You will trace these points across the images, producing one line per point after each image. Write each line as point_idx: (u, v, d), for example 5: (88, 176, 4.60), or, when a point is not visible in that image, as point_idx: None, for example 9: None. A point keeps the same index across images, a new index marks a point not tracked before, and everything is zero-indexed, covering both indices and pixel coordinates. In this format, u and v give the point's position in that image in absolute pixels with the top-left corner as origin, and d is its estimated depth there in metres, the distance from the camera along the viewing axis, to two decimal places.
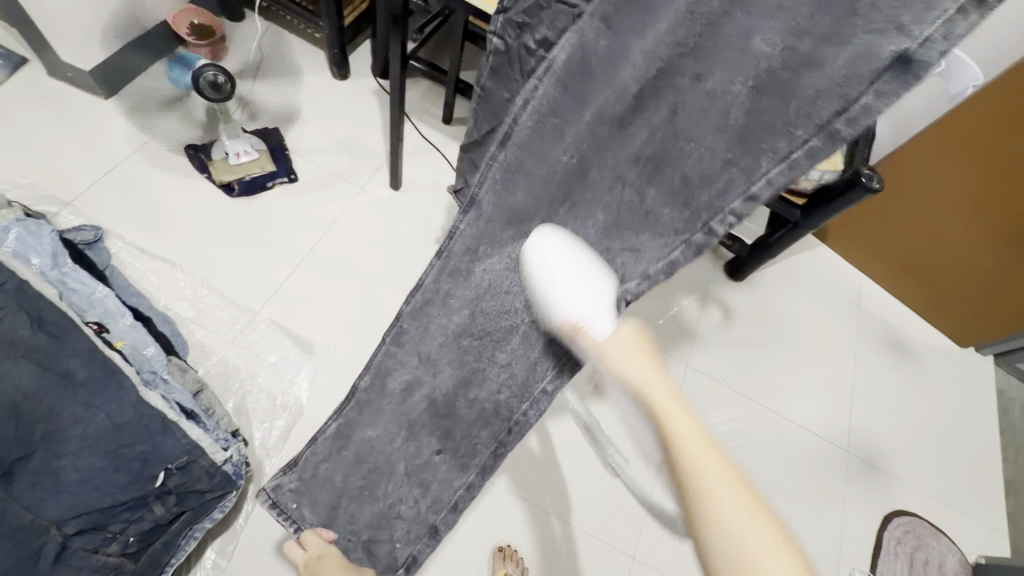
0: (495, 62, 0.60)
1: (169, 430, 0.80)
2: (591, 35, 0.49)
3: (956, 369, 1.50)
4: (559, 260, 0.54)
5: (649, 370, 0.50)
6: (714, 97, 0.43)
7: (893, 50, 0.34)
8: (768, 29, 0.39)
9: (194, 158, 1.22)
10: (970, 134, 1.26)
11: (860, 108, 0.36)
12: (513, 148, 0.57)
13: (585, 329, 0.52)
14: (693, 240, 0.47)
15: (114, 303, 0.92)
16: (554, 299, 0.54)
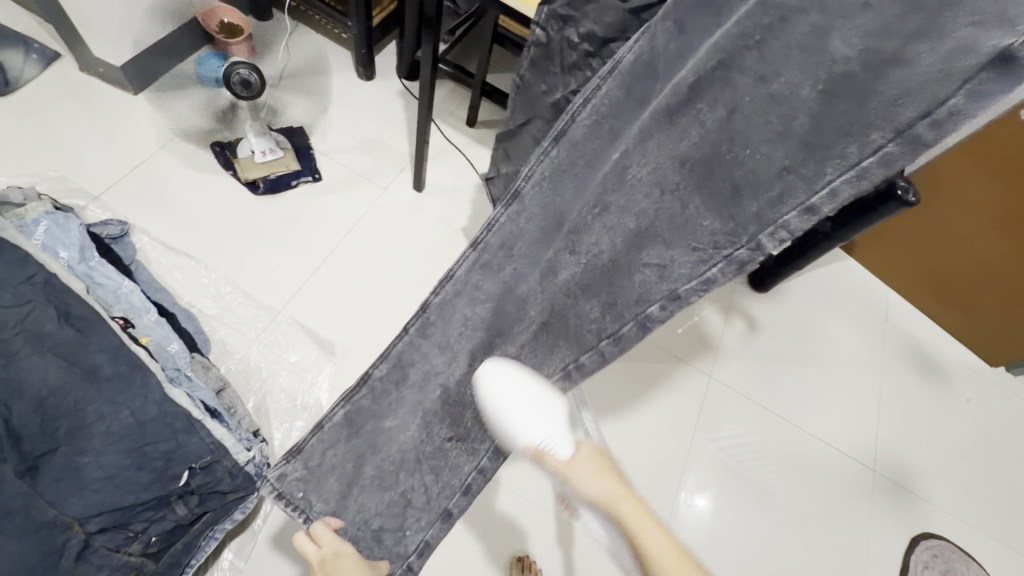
0: (535, 55, 0.66)
1: (193, 430, 0.79)
2: (661, 38, 0.47)
3: (986, 388, 1.46)
4: (514, 391, 0.60)
5: (611, 482, 0.59)
6: (776, 100, 0.40)
7: (996, 45, 0.30)
8: (851, 28, 0.35)
9: (221, 155, 1.23)
10: (1006, 150, 1.22)
11: (949, 115, 0.33)
12: (566, 146, 0.57)
13: (549, 453, 0.59)
14: (733, 257, 0.44)
15: (140, 299, 0.92)
16: (512, 425, 0.60)
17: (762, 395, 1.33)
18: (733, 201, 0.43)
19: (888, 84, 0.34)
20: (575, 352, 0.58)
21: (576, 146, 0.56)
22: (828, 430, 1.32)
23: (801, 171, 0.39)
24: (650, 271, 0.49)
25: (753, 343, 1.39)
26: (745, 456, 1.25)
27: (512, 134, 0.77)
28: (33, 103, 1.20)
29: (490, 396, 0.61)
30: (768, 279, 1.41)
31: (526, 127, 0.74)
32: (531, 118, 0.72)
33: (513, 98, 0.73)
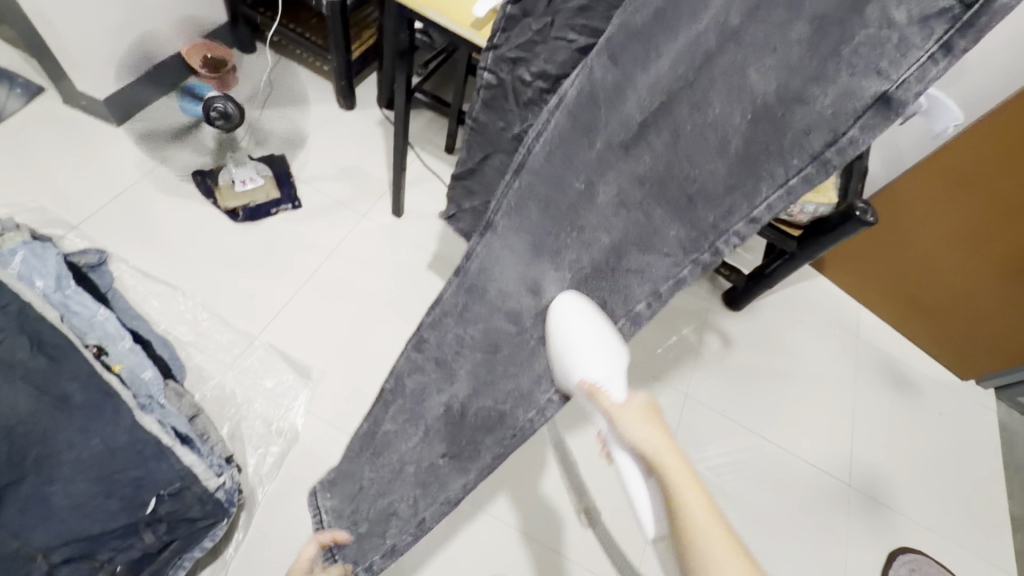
0: (487, 95, 0.67)
1: (163, 456, 0.80)
2: (598, 72, 0.51)
3: (956, 401, 1.49)
4: (583, 321, 0.55)
5: (660, 437, 0.51)
6: (709, 128, 0.43)
7: (874, 91, 0.34)
8: (766, 64, 0.39)
9: (201, 184, 1.25)
10: (963, 169, 1.27)
11: (848, 142, 0.36)
12: (527, 175, 0.59)
13: (602, 393, 0.54)
14: (699, 261, 0.47)
15: (115, 326, 0.93)
16: (570, 359, 0.55)
17: (739, 412, 1.35)
18: (685, 216, 0.46)
19: (796, 120, 0.38)
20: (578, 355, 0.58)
21: (536, 175, 0.58)
22: (805, 447, 1.34)
23: (736, 195, 0.43)
24: (631, 276, 0.52)
25: (729, 362, 1.42)
26: (725, 472, 1.27)
27: (470, 171, 0.80)
28: (15, 135, 1.22)
29: (558, 312, 0.57)
30: (741, 298, 1.45)
31: (485, 162, 0.76)
32: (491, 152, 0.75)
33: (469, 137, 0.75)
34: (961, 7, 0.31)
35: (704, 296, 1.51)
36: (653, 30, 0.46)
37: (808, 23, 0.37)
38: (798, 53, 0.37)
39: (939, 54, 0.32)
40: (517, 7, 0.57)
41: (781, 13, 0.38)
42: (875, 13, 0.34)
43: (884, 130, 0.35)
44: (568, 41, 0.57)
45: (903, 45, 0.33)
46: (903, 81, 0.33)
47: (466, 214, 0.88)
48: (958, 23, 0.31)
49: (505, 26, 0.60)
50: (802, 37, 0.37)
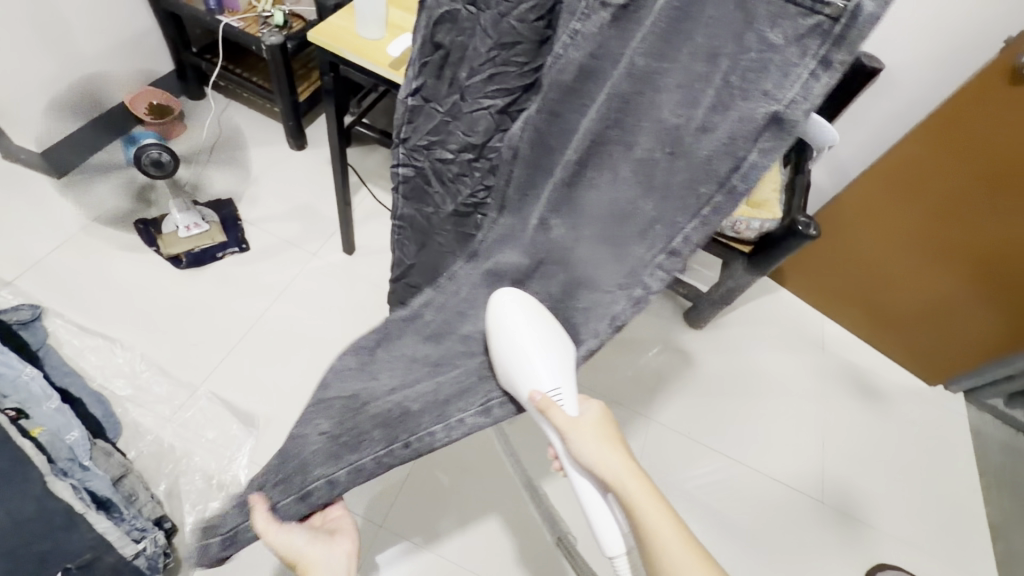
0: (407, 189, 0.67)
1: (74, 525, 0.73)
2: (537, 120, 0.50)
3: (927, 408, 1.47)
4: (537, 334, 0.50)
5: (618, 454, 0.49)
6: (645, 164, 0.44)
7: (766, 110, 0.36)
8: (671, 102, 0.41)
9: (145, 232, 1.23)
10: (910, 177, 1.25)
11: (752, 166, 0.39)
12: (506, 216, 0.57)
13: (554, 407, 0.50)
14: (641, 298, 0.46)
15: (41, 386, 0.89)
16: (519, 374, 0.50)
17: (707, 432, 1.33)
18: (623, 246, 0.47)
19: (705, 147, 0.40)
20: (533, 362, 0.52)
21: (514, 216, 0.56)
22: (775, 465, 1.31)
23: (671, 217, 0.44)
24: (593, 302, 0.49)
25: (693, 382, 1.40)
26: (712, 490, 1.25)
27: (405, 270, 0.74)
28: None
29: (503, 327, 0.52)
30: (701, 316, 1.43)
31: (419, 251, 0.72)
32: (426, 240, 0.71)
33: (398, 234, 0.71)
34: (830, 21, 0.32)
35: (666, 317, 1.50)
36: (581, 83, 0.45)
37: (706, 59, 0.38)
38: (700, 86, 0.39)
39: (820, 69, 0.34)
40: (418, 97, 0.58)
41: (683, 57, 0.39)
42: (753, 41, 0.35)
43: (782, 151, 0.38)
44: (486, 108, 0.55)
45: (785, 67, 0.35)
46: (792, 100, 0.35)
47: (408, 309, 0.80)
48: (830, 38, 0.33)
49: (410, 119, 0.60)
50: (703, 70, 0.38)
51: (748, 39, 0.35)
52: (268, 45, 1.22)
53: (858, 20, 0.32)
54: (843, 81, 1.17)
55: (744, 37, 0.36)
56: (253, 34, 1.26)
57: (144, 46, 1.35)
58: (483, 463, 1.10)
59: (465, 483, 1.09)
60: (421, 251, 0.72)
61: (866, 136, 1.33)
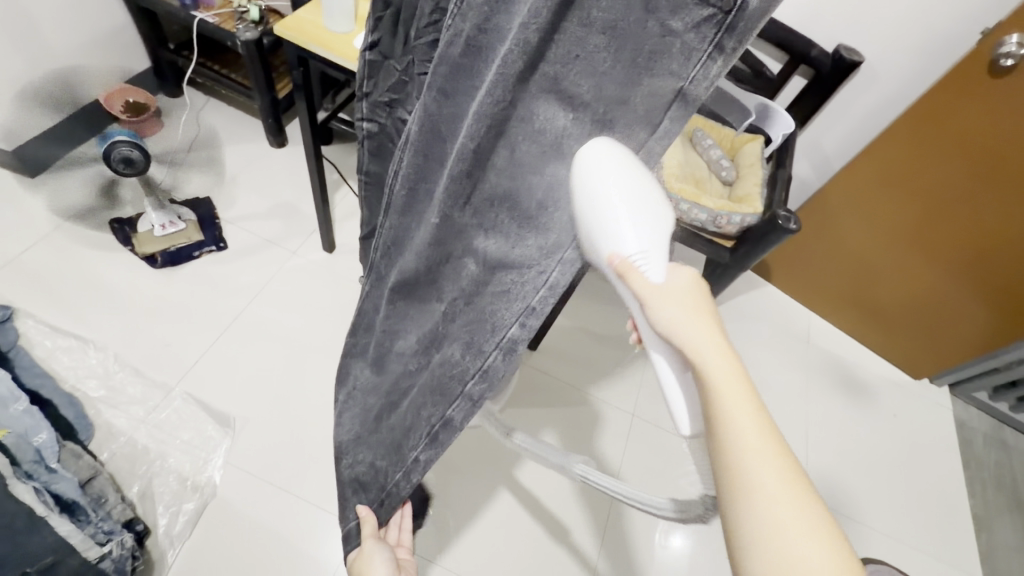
0: (372, 145, 0.58)
1: (36, 527, 0.72)
2: (433, 105, 0.41)
3: (912, 402, 1.47)
4: (613, 174, 0.31)
5: (709, 335, 0.33)
6: (541, 138, 0.36)
7: (672, 87, 0.32)
8: (576, 76, 0.33)
9: (120, 231, 1.22)
10: (893, 169, 1.24)
11: (665, 132, 0.34)
12: (396, 215, 0.51)
13: (635, 273, 0.33)
14: (553, 280, 0.39)
15: (8, 388, 0.88)
16: (587, 224, 0.33)
17: None
18: (541, 220, 0.39)
19: (620, 122, 0.34)
20: (440, 406, 0.49)
21: (406, 212, 0.50)
22: None
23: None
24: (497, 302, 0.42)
25: None
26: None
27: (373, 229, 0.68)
28: None
29: (578, 175, 0.33)
30: None
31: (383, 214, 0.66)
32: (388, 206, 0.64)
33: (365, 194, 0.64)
34: (722, 15, 0.27)
35: None
36: (471, 60, 0.37)
37: (604, 32, 0.31)
38: (605, 61, 0.31)
39: (716, 55, 0.29)
40: (375, 51, 0.50)
41: (573, 26, 0.31)
42: (654, 21, 0.29)
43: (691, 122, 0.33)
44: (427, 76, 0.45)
45: (685, 49, 0.30)
46: (694, 79, 0.31)
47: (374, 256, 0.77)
48: (723, 27, 0.28)
49: (370, 74, 0.52)
50: (603, 46, 0.31)
51: (647, 23, 0.29)
52: (242, 40, 1.19)
53: (744, 14, 0.27)
54: (822, 73, 1.17)
55: (643, 21, 0.29)
56: (229, 29, 1.24)
57: (118, 43, 1.33)
58: (468, 462, 1.12)
59: (447, 480, 1.09)
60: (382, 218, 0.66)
61: (847, 129, 1.32)
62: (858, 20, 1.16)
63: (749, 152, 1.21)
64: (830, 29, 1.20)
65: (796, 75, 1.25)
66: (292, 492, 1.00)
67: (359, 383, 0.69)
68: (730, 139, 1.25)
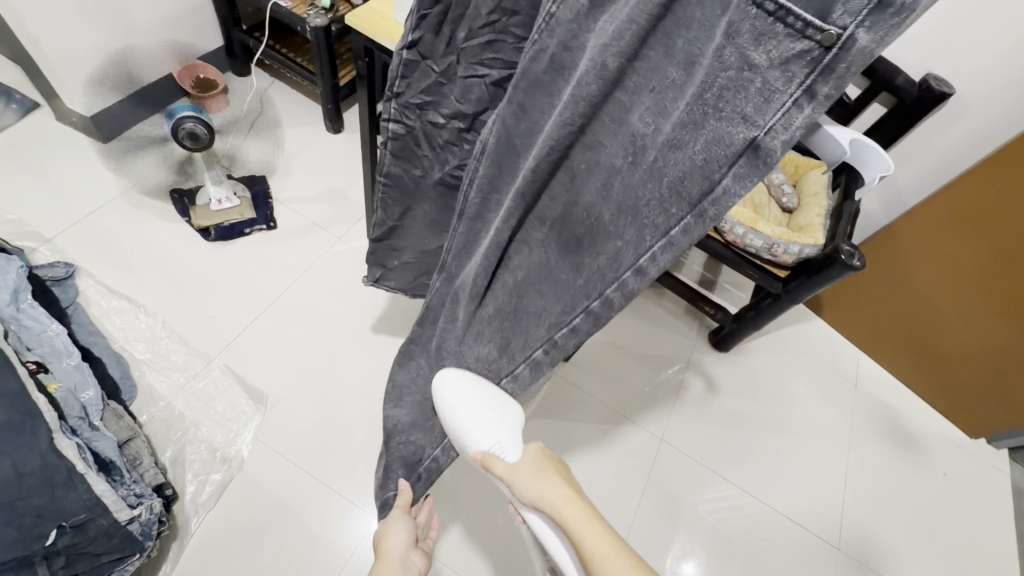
0: (396, 148, 0.61)
1: (72, 484, 0.74)
2: (510, 119, 0.43)
3: (965, 462, 1.36)
4: (465, 397, 0.54)
5: (557, 488, 0.52)
6: (600, 166, 0.39)
7: (743, 137, 0.30)
8: (642, 109, 0.35)
9: (179, 202, 1.26)
10: (967, 213, 1.16)
11: (722, 192, 0.32)
12: (467, 221, 0.53)
13: (495, 460, 0.53)
14: (590, 309, 0.43)
15: (63, 343, 0.92)
16: (463, 434, 0.54)
17: (725, 464, 1.26)
18: (580, 255, 0.43)
19: (671, 167, 0.34)
20: (484, 380, 0.56)
21: (476, 219, 0.52)
22: (792, 503, 1.24)
23: (628, 237, 0.38)
24: (540, 303, 0.47)
25: (713, 406, 1.33)
26: (725, 516, 1.19)
27: (389, 231, 0.74)
28: (8, 146, 1.27)
29: (444, 404, 0.56)
30: (728, 340, 1.36)
31: (407, 216, 0.71)
32: (409, 205, 0.69)
33: (383, 194, 0.68)
34: (820, 50, 0.26)
35: (691, 336, 1.44)
36: (551, 77, 0.39)
37: (682, 66, 0.32)
38: (674, 95, 0.33)
39: (802, 100, 0.28)
40: (413, 51, 0.49)
41: (655, 55, 0.33)
42: (732, 56, 0.29)
43: (756, 181, 0.31)
44: (480, 77, 0.50)
45: (765, 91, 0.28)
46: (770, 129, 0.29)
47: (396, 273, 0.83)
48: (818, 68, 0.26)
49: (404, 74, 0.52)
50: (678, 80, 0.32)
51: (726, 52, 0.29)
52: (312, 26, 1.21)
53: (848, 55, 0.26)
54: (904, 104, 1.09)
55: (721, 52, 0.29)
56: (301, 15, 1.27)
57: (195, 21, 1.37)
58: None
59: (465, 481, 1.07)
60: (407, 215, 0.71)
61: (926, 165, 1.24)
62: (952, 49, 1.07)
63: (815, 179, 1.14)
64: (921, 56, 1.12)
65: (875, 102, 1.17)
66: (313, 473, 1.01)
67: (412, 370, 0.68)
68: (796, 163, 1.20)
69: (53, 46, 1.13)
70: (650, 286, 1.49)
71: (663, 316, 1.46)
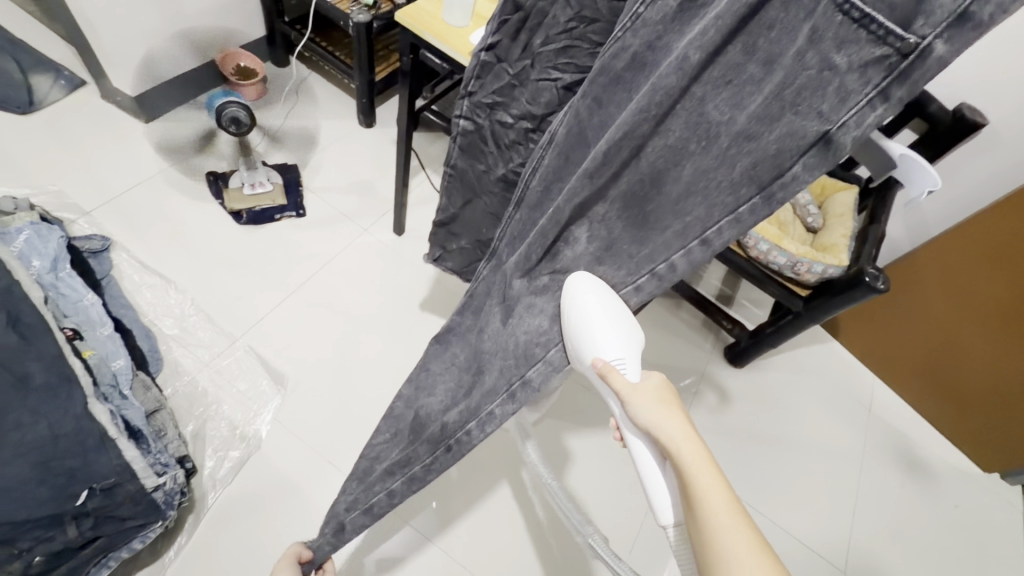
0: (464, 142, 0.63)
1: (105, 448, 0.77)
2: (584, 112, 0.43)
3: (978, 496, 1.34)
4: (599, 304, 0.47)
5: (678, 420, 0.44)
6: (673, 153, 0.39)
7: (816, 131, 0.32)
8: (719, 99, 0.35)
9: (213, 184, 1.29)
10: (991, 245, 1.16)
11: (791, 179, 0.35)
12: (525, 210, 0.52)
13: (615, 374, 0.48)
14: (657, 272, 0.45)
15: (98, 312, 0.95)
16: (585, 339, 0.49)
17: (734, 479, 1.26)
18: (644, 230, 0.43)
19: (743, 155, 0.35)
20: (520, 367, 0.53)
21: (533, 209, 0.51)
22: (803, 525, 1.23)
23: (695, 214, 0.40)
24: (608, 266, 0.48)
25: (725, 423, 1.33)
26: None
27: (453, 217, 0.75)
28: (52, 121, 1.30)
29: (568, 308, 0.49)
30: (744, 356, 1.36)
31: (467, 207, 0.72)
32: (472, 197, 0.70)
33: (448, 183, 0.70)
34: (897, 57, 0.28)
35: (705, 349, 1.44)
36: (632, 75, 0.39)
37: (762, 63, 0.32)
38: (751, 89, 0.33)
39: (876, 101, 0.30)
40: (491, 53, 0.53)
41: (735, 53, 0.33)
42: (813, 59, 0.30)
43: (826, 171, 0.33)
44: (552, 81, 0.51)
45: (841, 91, 0.30)
46: (843, 125, 0.31)
47: (452, 255, 0.83)
48: (894, 72, 0.28)
49: (479, 74, 0.55)
50: (756, 76, 0.33)
51: (806, 55, 0.30)
52: (354, 22, 1.24)
53: (924, 63, 0.27)
54: (936, 132, 1.08)
55: (802, 54, 0.31)
56: (343, 10, 1.30)
57: (241, 9, 1.40)
58: (497, 467, 1.10)
59: (479, 481, 1.08)
60: (467, 206, 0.72)
61: (954, 194, 1.23)
62: (989, 81, 1.08)
63: (841, 201, 1.15)
64: (956, 84, 1.12)
65: (906, 128, 1.18)
66: (326, 457, 1.02)
67: (452, 358, 0.63)
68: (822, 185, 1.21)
69: (107, 27, 1.17)
70: (667, 297, 1.50)
71: (678, 327, 1.46)
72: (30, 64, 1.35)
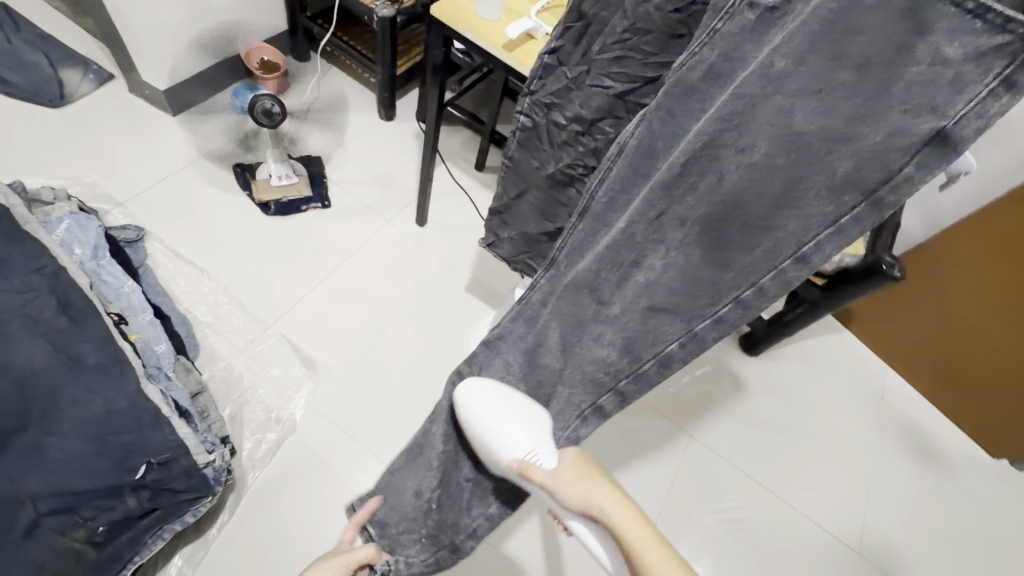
0: (523, 137, 0.66)
1: (159, 425, 0.80)
2: (654, 125, 0.46)
3: (989, 482, 1.37)
4: (490, 412, 0.54)
5: (599, 490, 0.52)
6: (758, 170, 0.39)
7: (930, 127, 0.32)
8: (807, 110, 0.36)
9: (241, 176, 1.32)
10: (1004, 234, 1.19)
11: (903, 181, 0.34)
12: (588, 221, 0.53)
13: (533, 468, 0.52)
14: (742, 299, 0.44)
15: (139, 298, 0.98)
16: (496, 445, 0.54)
17: (749, 464, 1.29)
18: (726, 253, 0.43)
19: (840, 163, 0.36)
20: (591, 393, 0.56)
21: (597, 219, 0.52)
22: (816, 508, 1.26)
23: (790, 228, 0.39)
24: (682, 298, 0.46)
25: (739, 410, 1.36)
26: (737, 531, 1.21)
27: (507, 205, 0.76)
28: (84, 114, 1.33)
29: (469, 418, 0.55)
30: (760, 344, 1.39)
31: (520, 199, 0.73)
32: (524, 189, 0.72)
33: (504, 173, 0.72)
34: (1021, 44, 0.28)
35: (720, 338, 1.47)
36: (705, 86, 0.41)
37: (854, 68, 0.33)
38: (844, 93, 0.34)
39: (999, 91, 0.29)
40: (553, 56, 0.56)
41: (820, 61, 0.34)
42: (925, 53, 0.31)
43: (946, 167, 0.33)
44: (604, 88, 0.55)
45: (957, 82, 0.31)
46: (960, 119, 0.31)
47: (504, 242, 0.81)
48: (1018, 60, 0.28)
49: (541, 75, 0.58)
50: (848, 82, 0.34)
51: (914, 50, 0.31)
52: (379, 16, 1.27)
53: None
54: None
55: (909, 47, 0.31)
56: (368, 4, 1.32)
57: (266, 4, 1.43)
58: None
59: None
60: (518, 198, 0.74)
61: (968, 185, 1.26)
62: None
63: None
64: None
65: None
66: (356, 439, 1.06)
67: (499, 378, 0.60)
68: None
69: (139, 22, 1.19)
70: None
71: None
72: (60, 58, 1.37)
